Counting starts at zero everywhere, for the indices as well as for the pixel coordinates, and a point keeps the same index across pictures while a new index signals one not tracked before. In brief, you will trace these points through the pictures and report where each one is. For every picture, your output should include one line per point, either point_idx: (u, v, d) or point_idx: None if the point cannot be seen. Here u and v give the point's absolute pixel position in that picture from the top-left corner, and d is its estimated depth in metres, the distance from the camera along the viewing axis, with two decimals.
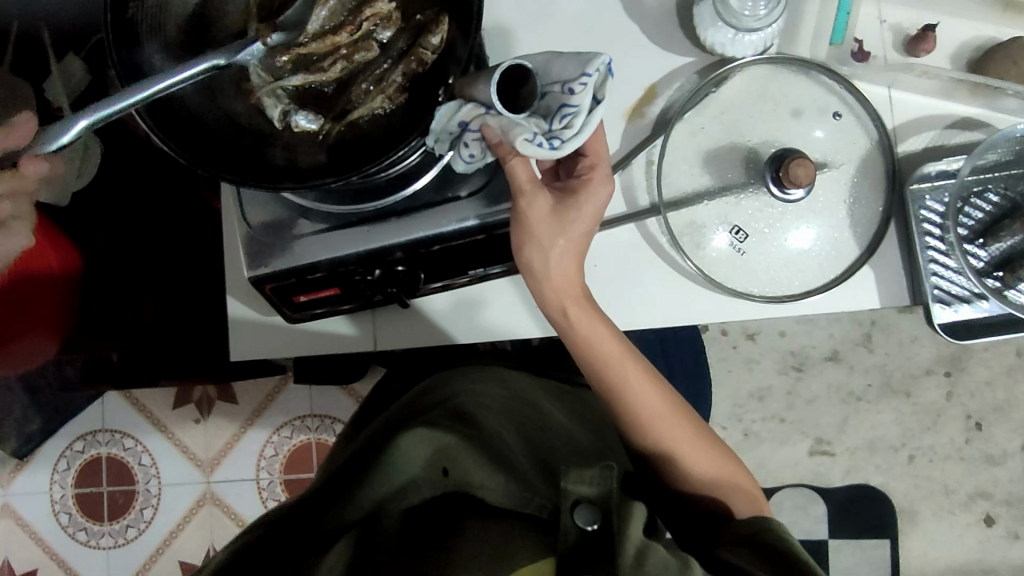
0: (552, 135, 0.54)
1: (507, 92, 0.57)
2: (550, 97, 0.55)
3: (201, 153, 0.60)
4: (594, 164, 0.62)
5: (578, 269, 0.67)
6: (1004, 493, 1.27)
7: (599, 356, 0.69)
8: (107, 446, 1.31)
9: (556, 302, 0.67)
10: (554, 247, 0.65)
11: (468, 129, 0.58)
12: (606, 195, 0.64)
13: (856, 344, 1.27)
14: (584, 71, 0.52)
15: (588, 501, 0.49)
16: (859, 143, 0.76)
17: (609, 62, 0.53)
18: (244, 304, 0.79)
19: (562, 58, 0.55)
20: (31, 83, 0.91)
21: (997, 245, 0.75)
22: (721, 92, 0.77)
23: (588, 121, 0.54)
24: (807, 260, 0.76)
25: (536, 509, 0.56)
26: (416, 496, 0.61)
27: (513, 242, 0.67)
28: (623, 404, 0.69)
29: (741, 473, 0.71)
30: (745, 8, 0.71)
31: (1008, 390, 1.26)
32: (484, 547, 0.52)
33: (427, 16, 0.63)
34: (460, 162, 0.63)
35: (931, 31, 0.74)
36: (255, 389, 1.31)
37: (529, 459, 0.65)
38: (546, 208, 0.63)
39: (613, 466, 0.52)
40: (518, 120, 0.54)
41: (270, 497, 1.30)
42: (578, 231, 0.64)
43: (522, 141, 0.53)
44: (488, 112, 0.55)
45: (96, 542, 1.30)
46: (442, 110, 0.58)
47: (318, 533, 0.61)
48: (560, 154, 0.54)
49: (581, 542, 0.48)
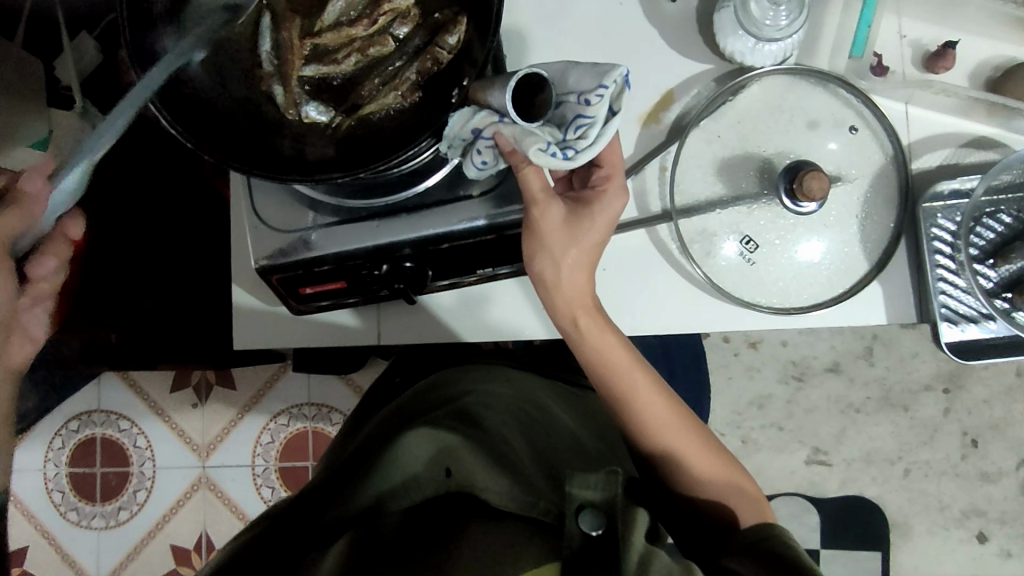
0: (566, 145, 0.53)
1: (523, 99, 0.56)
2: (564, 107, 0.55)
3: (207, 141, 0.59)
4: (610, 175, 0.63)
5: (589, 280, 0.67)
6: (997, 511, 1.27)
7: (605, 364, 0.69)
8: (102, 426, 1.30)
9: (566, 311, 0.67)
10: (566, 257, 0.64)
11: (481, 136, 0.57)
12: (619, 206, 0.63)
13: (856, 357, 1.27)
14: (600, 83, 0.52)
15: (592, 505, 0.50)
16: (874, 158, 0.76)
17: (626, 74, 0.53)
18: (249, 292, 0.78)
19: (579, 68, 0.55)
20: (43, 60, 0.91)
21: (1006, 266, 0.74)
22: (738, 100, 0.76)
23: (603, 132, 0.53)
24: (816, 274, 0.76)
25: (542, 513, 0.56)
26: (418, 494, 0.60)
27: (525, 250, 0.66)
28: (628, 413, 0.69)
29: (748, 483, 0.70)
30: (767, 17, 0.70)
31: (1006, 409, 1.26)
32: (484, 555, 0.51)
33: (445, 15, 0.63)
34: (471, 169, 0.61)
35: (952, 48, 0.73)
36: (254, 375, 1.31)
37: (532, 462, 0.65)
38: (559, 218, 0.62)
39: (619, 470, 0.53)
40: (531, 129, 0.53)
41: (264, 484, 1.29)
42: (590, 241, 0.64)
43: (535, 150, 0.52)
44: (502, 120, 0.55)
45: (87, 522, 1.29)
46: (455, 116, 0.58)
47: (320, 529, 0.61)
48: (573, 164, 0.53)
49: (586, 546, 0.48)
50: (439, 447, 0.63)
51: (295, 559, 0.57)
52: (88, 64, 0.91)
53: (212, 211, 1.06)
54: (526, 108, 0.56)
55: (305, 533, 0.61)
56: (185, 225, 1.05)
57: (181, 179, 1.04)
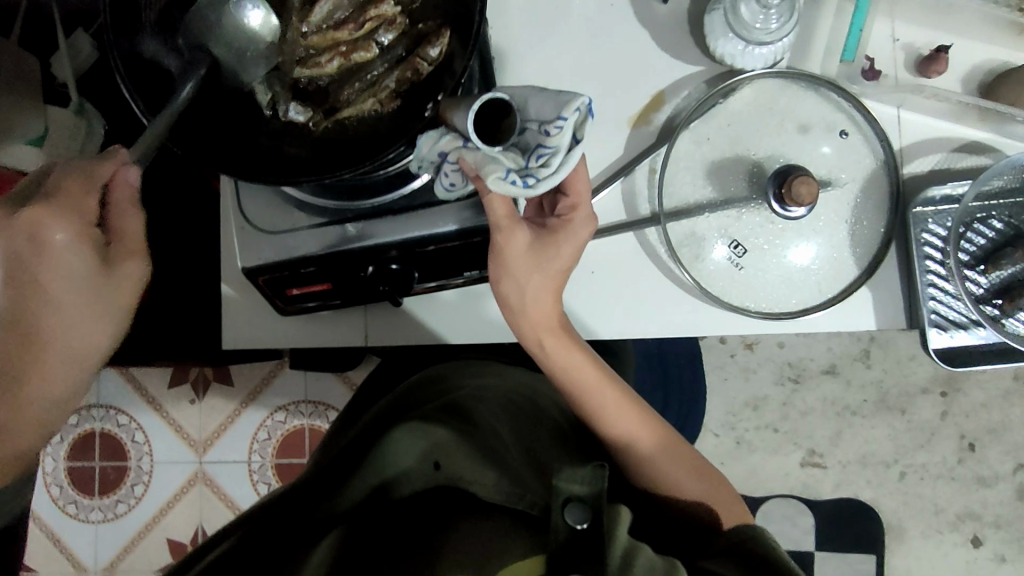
0: (527, 173, 0.53)
1: (488, 123, 0.56)
2: (527, 135, 0.54)
3: (186, 135, 0.58)
4: (575, 205, 0.63)
5: (554, 303, 0.69)
6: (993, 515, 1.26)
7: (575, 381, 0.71)
8: (101, 421, 1.31)
9: (531, 331, 0.70)
10: (528, 282, 0.66)
11: (447, 159, 0.58)
12: (587, 232, 0.65)
13: (854, 359, 1.27)
14: (560, 114, 0.51)
15: (578, 499, 0.48)
16: (864, 162, 0.75)
17: (587, 103, 0.52)
18: (238, 293, 0.78)
19: (541, 95, 0.54)
20: (39, 57, 0.89)
21: (997, 272, 0.74)
22: (730, 103, 0.76)
23: (566, 160, 0.53)
24: (805, 278, 0.75)
25: (529, 507, 0.55)
26: (406, 486, 0.60)
27: (489, 272, 0.68)
28: (600, 426, 0.71)
29: (725, 488, 0.72)
30: (757, 21, 0.70)
31: (1003, 413, 1.26)
32: (469, 550, 0.51)
33: (428, 27, 0.64)
34: (439, 189, 0.61)
35: (944, 53, 0.73)
36: (251, 371, 1.32)
37: (522, 454, 0.64)
38: (525, 243, 0.64)
39: (606, 465, 0.51)
40: (494, 154, 0.53)
41: (260, 480, 1.30)
42: (555, 266, 0.66)
43: (494, 179, 0.52)
44: (466, 144, 0.55)
45: (86, 515, 1.30)
46: (423, 140, 0.58)
47: (312, 520, 0.60)
48: (535, 192, 0.53)
49: (572, 540, 0.46)
50: (429, 443, 0.63)
51: (291, 546, 0.57)
52: (85, 60, 0.88)
53: (212, 211, 1.03)
54: (491, 134, 0.56)
55: (305, 517, 0.60)
56: (182, 227, 1.01)
57: (179, 177, 0.98)
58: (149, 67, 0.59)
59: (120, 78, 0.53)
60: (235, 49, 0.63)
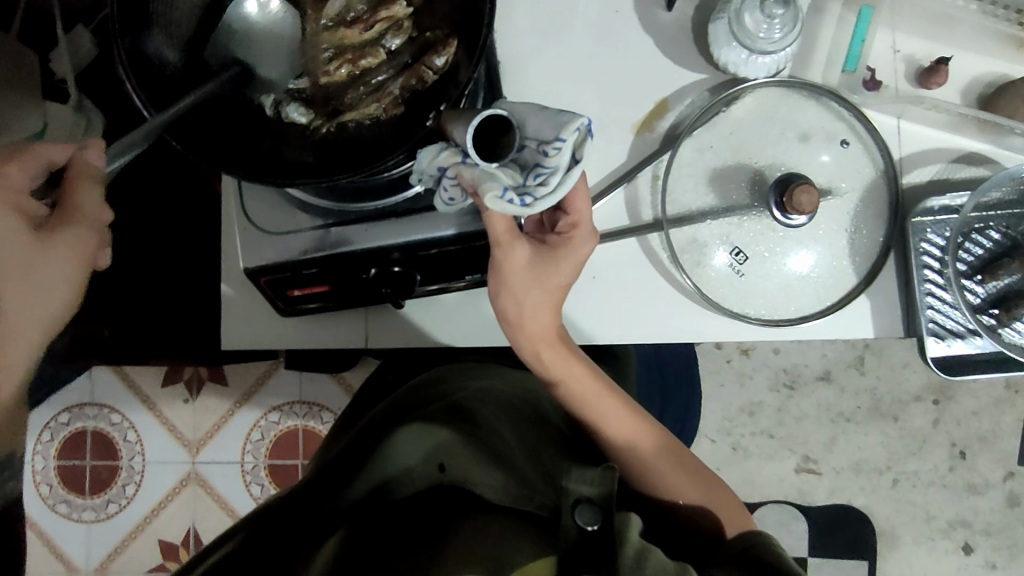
0: (524, 191, 0.52)
1: (488, 140, 0.56)
2: (525, 152, 0.54)
3: (188, 129, 0.58)
4: (576, 222, 0.64)
5: (553, 316, 0.70)
6: (983, 522, 1.27)
7: (575, 394, 0.72)
8: (93, 420, 1.30)
9: (530, 345, 0.71)
10: (528, 296, 0.67)
11: (446, 174, 0.57)
12: (587, 249, 0.66)
13: (849, 366, 1.28)
14: (558, 136, 0.52)
15: (588, 500, 0.49)
16: (865, 171, 0.76)
17: (587, 124, 0.53)
18: (238, 295, 0.78)
19: (541, 114, 0.54)
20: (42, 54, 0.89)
21: (994, 282, 0.75)
22: (732, 111, 0.76)
23: (564, 180, 0.53)
24: (805, 287, 0.76)
25: (537, 507, 0.55)
26: (410, 487, 0.60)
27: (489, 285, 0.69)
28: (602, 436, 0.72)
29: (727, 494, 0.72)
30: (761, 30, 0.71)
31: (994, 421, 1.27)
32: (477, 545, 0.50)
33: (436, 35, 0.63)
34: (439, 203, 0.61)
35: (944, 65, 0.74)
36: (245, 371, 1.31)
37: (526, 455, 0.64)
38: (522, 259, 0.64)
39: (614, 468, 0.52)
40: (492, 171, 0.52)
41: (253, 481, 1.30)
42: (555, 283, 0.67)
43: (492, 197, 0.51)
44: (464, 161, 0.54)
45: (76, 515, 1.29)
46: (425, 151, 0.58)
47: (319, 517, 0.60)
48: (531, 210, 0.53)
49: (582, 539, 0.47)
50: (433, 443, 0.63)
51: (296, 545, 0.57)
52: (85, 57, 0.89)
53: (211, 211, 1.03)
54: (490, 148, 0.56)
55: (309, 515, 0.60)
56: (180, 225, 1.00)
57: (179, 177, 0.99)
58: (160, 67, 0.59)
59: (127, 77, 0.53)
60: (249, 52, 0.65)
